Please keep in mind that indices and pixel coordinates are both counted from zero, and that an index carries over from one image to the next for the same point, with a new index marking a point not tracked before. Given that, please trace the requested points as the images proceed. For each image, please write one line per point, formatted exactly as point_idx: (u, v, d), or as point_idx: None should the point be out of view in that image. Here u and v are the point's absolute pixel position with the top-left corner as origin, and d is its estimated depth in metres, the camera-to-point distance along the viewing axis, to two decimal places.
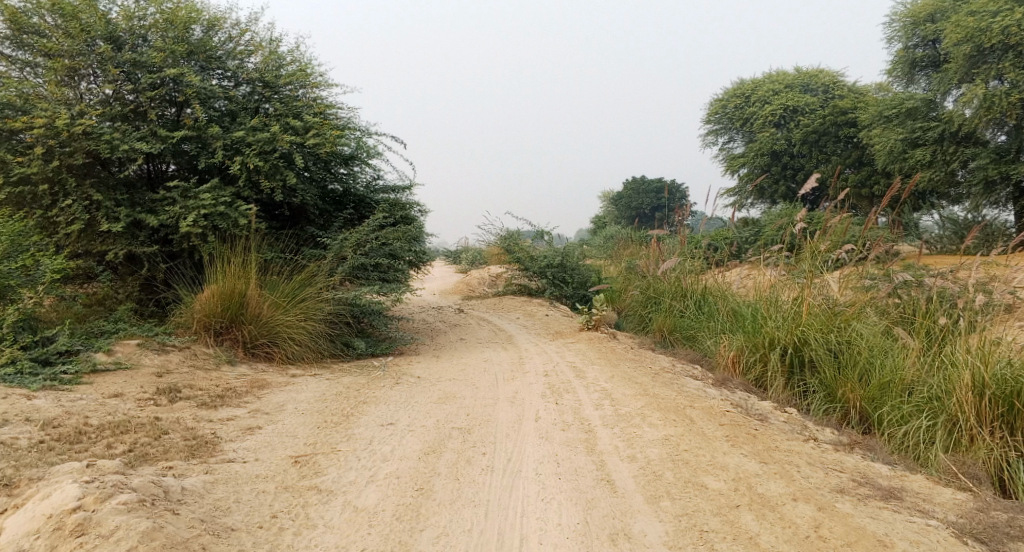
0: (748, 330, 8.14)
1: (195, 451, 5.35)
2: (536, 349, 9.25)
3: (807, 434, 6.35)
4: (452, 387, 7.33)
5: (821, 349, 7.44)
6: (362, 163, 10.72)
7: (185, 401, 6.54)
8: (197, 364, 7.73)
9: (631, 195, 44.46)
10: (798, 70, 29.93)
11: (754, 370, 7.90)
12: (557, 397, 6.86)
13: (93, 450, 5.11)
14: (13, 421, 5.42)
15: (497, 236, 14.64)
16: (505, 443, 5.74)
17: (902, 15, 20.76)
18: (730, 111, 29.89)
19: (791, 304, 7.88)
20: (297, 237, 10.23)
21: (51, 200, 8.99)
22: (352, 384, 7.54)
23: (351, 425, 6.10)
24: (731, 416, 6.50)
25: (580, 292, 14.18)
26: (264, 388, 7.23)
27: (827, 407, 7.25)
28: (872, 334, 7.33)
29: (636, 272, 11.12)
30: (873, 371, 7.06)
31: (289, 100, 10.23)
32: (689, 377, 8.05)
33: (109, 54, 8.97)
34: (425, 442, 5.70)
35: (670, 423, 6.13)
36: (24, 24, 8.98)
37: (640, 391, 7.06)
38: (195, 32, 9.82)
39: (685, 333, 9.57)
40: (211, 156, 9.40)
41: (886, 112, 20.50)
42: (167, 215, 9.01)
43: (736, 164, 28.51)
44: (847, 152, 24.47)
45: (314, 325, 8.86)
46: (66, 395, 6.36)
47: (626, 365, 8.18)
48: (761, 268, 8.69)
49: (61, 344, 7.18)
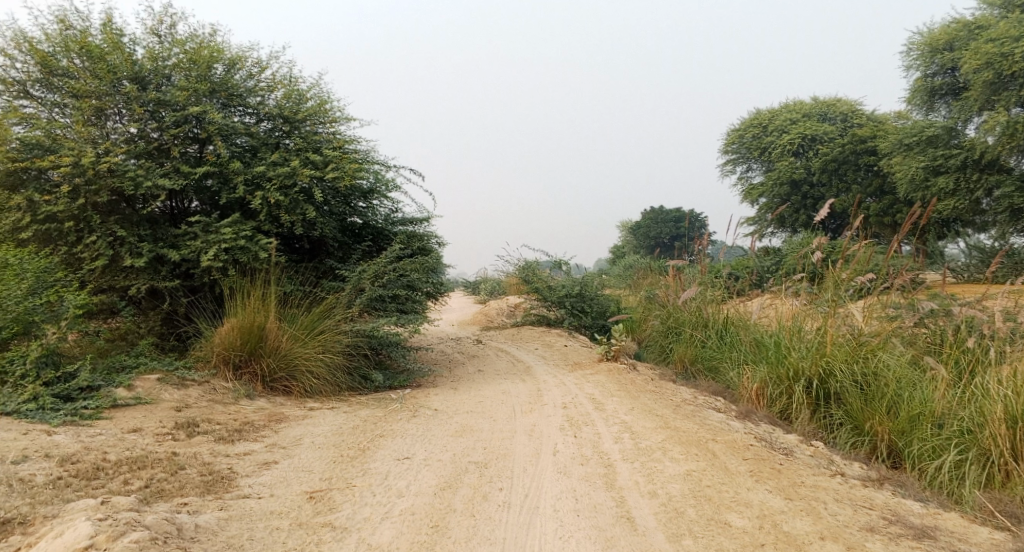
0: (770, 361, 8.01)
1: (211, 487, 5.31)
2: (555, 380, 9.17)
3: (833, 469, 6.18)
4: (470, 419, 7.26)
5: (846, 380, 7.29)
6: (381, 196, 10.77)
7: (203, 436, 6.52)
8: (216, 398, 7.73)
9: (649, 225, 44.62)
10: (816, 99, 29.92)
11: (778, 402, 7.74)
12: (575, 430, 6.76)
13: (109, 486, 5.09)
14: (32, 458, 5.42)
15: (516, 266, 14.65)
16: (522, 478, 5.64)
17: (919, 44, 20.76)
18: (747, 140, 29.90)
19: (814, 334, 7.75)
20: (316, 270, 10.26)
21: (77, 237, 9.11)
22: (369, 417, 7.49)
23: (367, 460, 6.04)
24: (755, 450, 6.35)
25: (599, 322, 14.07)
26: (282, 422, 7.20)
27: (854, 440, 7.08)
28: (899, 365, 7.17)
29: (656, 302, 11.05)
30: (901, 404, 6.88)
31: (309, 135, 10.34)
32: (712, 409, 7.91)
33: (134, 94, 9.15)
34: (440, 477, 5.63)
35: (691, 457, 6.01)
36: (53, 66, 9.22)
37: (661, 424, 6.94)
38: (218, 71, 10.00)
39: (707, 364, 9.43)
40: (232, 192, 9.50)
41: (906, 139, 20.38)
42: (188, 250, 9.09)
43: (755, 193, 28.45)
44: (867, 181, 24.31)
45: (332, 357, 8.84)
46: (86, 431, 6.37)
47: (646, 397, 8.07)
48: (783, 298, 8.58)
49: (83, 379, 7.22)
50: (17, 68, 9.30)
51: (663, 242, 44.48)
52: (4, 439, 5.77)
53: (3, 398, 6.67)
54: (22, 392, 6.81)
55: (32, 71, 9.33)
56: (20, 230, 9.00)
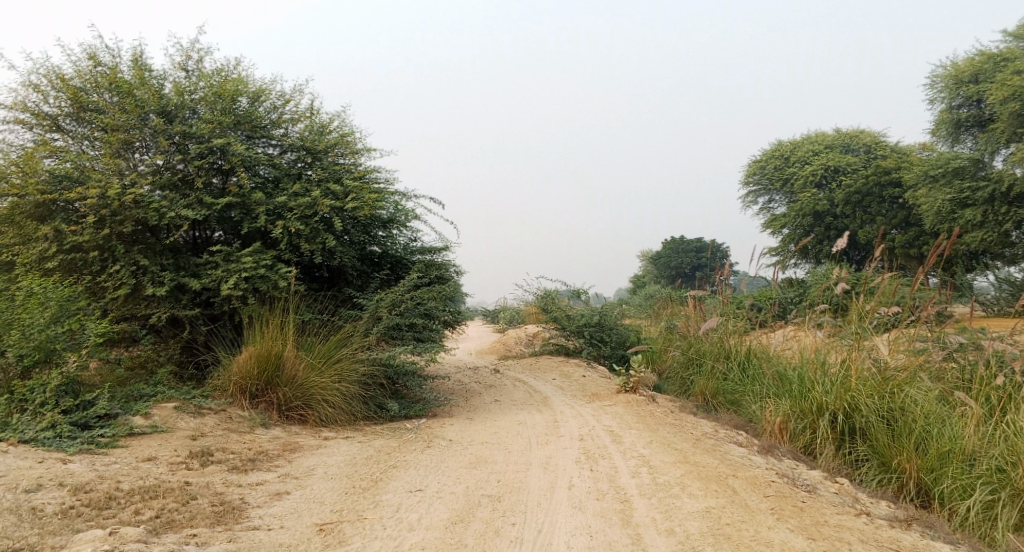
0: (793, 394, 7.83)
1: (221, 517, 5.25)
2: (573, 412, 9.04)
3: (859, 507, 5.99)
4: (485, 451, 7.16)
5: (872, 415, 7.10)
6: (401, 226, 10.80)
7: (217, 465, 6.48)
8: (232, 427, 7.70)
9: (670, 255, 44.50)
10: (838, 130, 29.80)
11: (801, 437, 7.55)
12: (591, 463, 6.63)
13: (120, 516, 5.05)
14: (46, 486, 5.41)
15: (535, 295, 14.60)
16: (536, 513, 5.52)
17: (943, 76, 20.65)
18: (769, 171, 29.82)
19: (838, 368, 7.58)
20: (334, 299, 10.28)
21: (100, 266, 9.21)
22: (383, 447, 7.42)
23: (380, 491, 5.95)
24: (777, 486, 6.18)
25: (618, 352, 13.93)
26: (296, 452, 7.15)
27: (881, 478, 6.87)
28: (927, 400, 6.98)
29: (676, 333, 10.92)
30: (930, 441, 6.69)
31: (330, 166, 10.43)
32: (733, 443, 7.73)
33: (160, 127, 9.29)
34: (452, 511, 5.52)
35: (711, 493, 5.85)
36: (83, 101, 9.41)
37: (680, 458, 6.79)
38: (242, 104, 10.15)
39: (729, 397, 9.26)
40: (253, 222, 9.56)
41: (931, 172, 20.18)
42: (209, 279, 9.13)
43: (778, 224, 28.26)
44: (892, 213, 24.02)
45: (349, 386, 8.79)
46: (101, 459, 6.36)
47: (666, 430, 7.91)
48: (807, 330, 8.41)
49: (101, 407, 7.23)
50: (48, 103, 9.50)
51: (683, 272, 44.21)
52: (19, 468, 5.76)
53: (22, 426, 6.69)
54: (41, 420, 6.83)
55: (62, 106, 9.53)
56: (45, 259, 9.11)
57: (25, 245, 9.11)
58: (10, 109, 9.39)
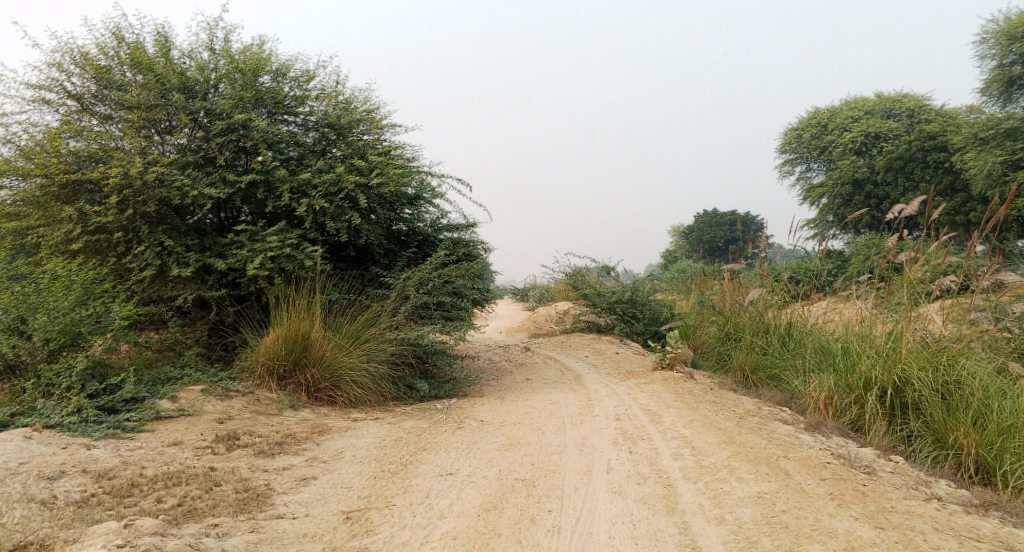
0: (839, 369, 7.42)
1: (246, 505, 5.05)
2: (608, 390, 8.73)
3: (924, 490, 5.59)
4: (518, 431, 6.90)
5: (925, 388, 6.68)
6: (427, 202, 10.53)
7: (243, 450, 6.29)
8: (259, 409, 7.53)
9: (704, 228, 43.73)
10: (879, 96, 28.81)
11: (848, 413, 7.12)
12: (630, 444, 6.33)
13: (141, 505, 4.88)
14: (69, 473, 5.27)
15: (564, 272, 14.27)
16: (574, 499, 5.23)
17: (994, 33, 19.68)
18: (806, 140, 29.01)
19: (886, 341, 7.17)
20: (361, 278, 10.06)
21: (125, 247, 9.06)
22: (413, 428, 7.20)
23: (409, 476, 5.71)
24: (833, 468, 5.81)
25: (651, 328, 13.58)
26: (325, 434, 6.95)
27: (936, 455, 6.44)
28: (985, 373, 6.57)
29: (712, 307, 10.51)
30: (990, 416, 6.27)
31: (355, 142, 10.18)
32: (778, 420, 7.35)
33: (181, 103, 9.09)
34: (485, 497, 5.27)
35: (762, 477, 5.51)
36: (107, 79, 9.24)
37: (724, 438, 6.45)
38: (264, 80, 9.93)
39: (769, 373, 8.84)
40: (278, 200, 9.32)
41: (982, 133, 19.41)
42: (235, 259, 8.94)
43: (816, 194, 27.43)
44: (937, 178, 23.04)
45: (377, 367, 8.57)
46: (126, 444, 6.20)
47: (707, 408, 7.55)
48: (852, 303, 8.02)
49: (127, 390, 7.08)
50: (72, 83, 9.34)
51: (716, 245, 43.54)
52: (42, 454, 5.61)
53: (47, 411, 6.56)
54: (66, 405, 6.70)
55: (87, 86, 9.38)
56: (70, 242, 8.99)
57: (49, 227, 8.98)
58: (35, 88, 9.25)
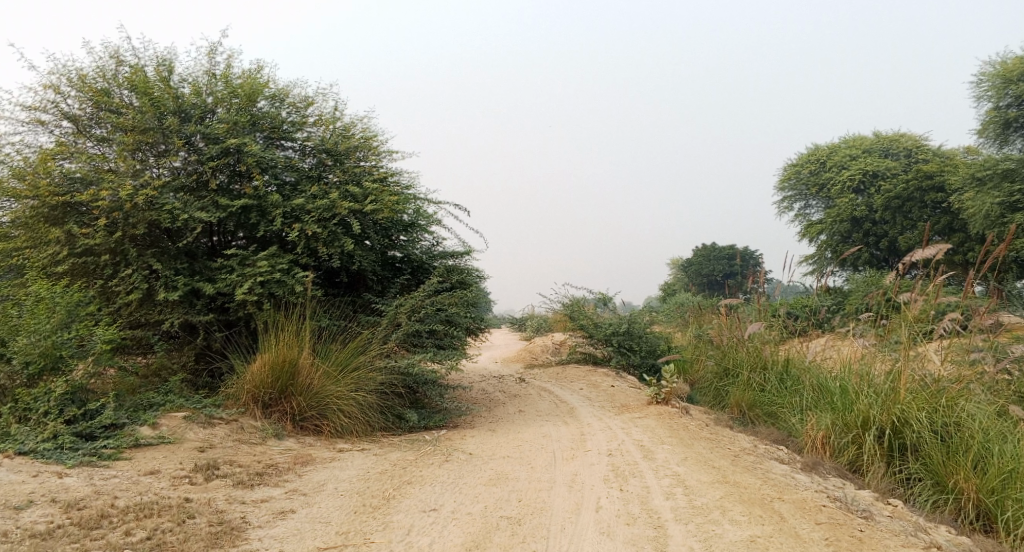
0: (836, 407, 7.24)
1: (218, 539, 4.86)
2: (601, 424, 8.54)
3: (923, 537, 5.40)
4: (506, 466, 6.71)
5: (924, 429, 6.50)
6: (422, 229, 10.43)
7: (222, 480, 6.09)
8: (242, 438, 7.34)
9: (702, 262, 43.68)
10: (878, 134, 28.93)
11: (846, 453, 6.93)
12: (621, 482, 6.14)
13: (108, 538, 4.69)
14: (37, 502, 5.09)
15: (561, 303, 14.12)
16: (560, 539, 5.04)
17: (990, 75, 19.79)
18: (805, 176, 29.10)
19: (884, 380, 7.01)
20: (353, 304, 9.91)
21: (113, 270, 8.92)
22: (399, 461, 7.00)
23: (390, 511, 5.52)
24: (829, 512, 5.62)
25: (648, 361, 13.35)
26: (307, 465, 6.76)
27: (936, 499, 6.26)
28: (985, 415, 6.42)
29: (709, 341, 10.36)
30: (991, 459, 6.10)
31: (351, 168, 10.10)
32: (774, 460, 7.16)
33: (175, 127, 9.02)
34: (468, 535, 5.07)
35: (755, 520, 5.32)
36: (102, 101, 9.18)
37: (717, 477, 6.26)
38: (261, 105, 9.88)
39: (766, 410, 8.67)
40: (270, 225, 9.21)
41: (979, 174, 19.43)
42: (224, 283, 8.80)
43: (815, 231, 27.43)
44: (935, 218, 23.05)
45: (366, 396, 8.39)
46: (100, 473, 6.01)
47: (701, 445, 7.37)
48: (851, 340, 7.89)
49: (106, 417, 6.90)
50: (68, 104, 9.28)
51: (715, 279, 43.45)
52: (11, 482, 5.43)
53: (21, 437, 6.37)
54: (42, 430, 6.51)
55: (83, 108, 9.32)
56: (57, 263, 8.85)
57: (37, 248, 8.86)
58: (30, 109, 9.19)
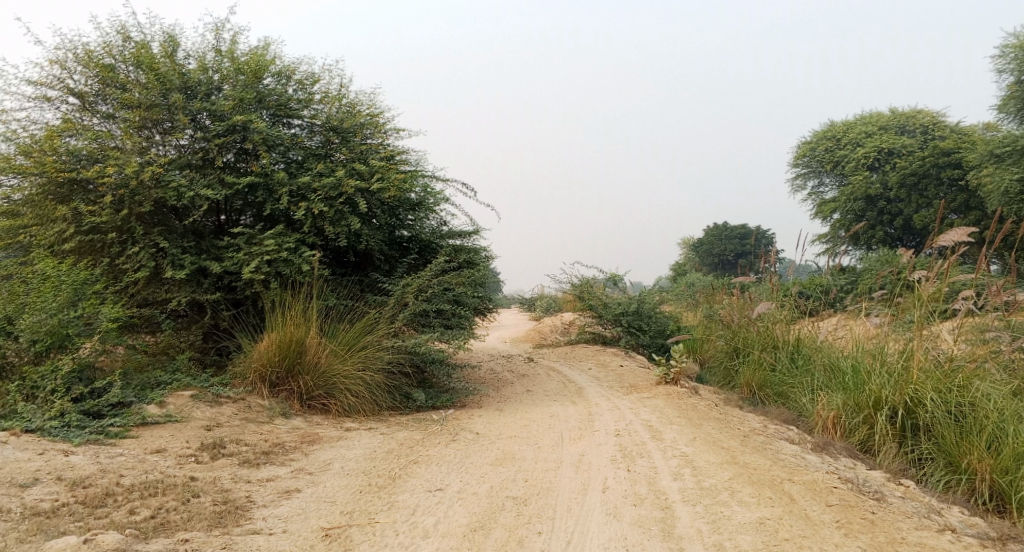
0: (848, 388, 7.14)
1: (222, 519, 4.84)
2: (609, 403, 8.48)
3: (936, 520, 5.31)
4: (514, 445, 6.66)
5: (937, 410, 6.39)
6: (430, 209, 10.32)
7: (228, 459, 6.07)
8: (249, 417, 7.32)
9: (713, 242, 43.41)
10: (894, 111, 28.48)
11: (857, 433, 6.84)
12: (629, 462, 6.09)
13: (112, 517, 4.68)
14: (43, 481, 5.08)
15: (570, 283, 13.97)
16: (566, 520, 4.99)
17: (1012, 48, 19.37)
18: (820, 154, 28.75)
19: (897, 359, 6.89)
20: (361, 284, 9.85)
21: (120, 248, 8.88)
22: (406, 440, 6.96)
23: (396, 490, 5.48)
24: (840, 493, 5.54)
25: (658, 341, 13.31)
26: (314, 444, 6.73)
27: (948, 480, 6.17)
28: (1000, 395, 6.30)
29: (719, 321, 10.25)
30: (1005, 440, 6.00)
31: (358, 146, 10.00)
32: (784, 440, 7.08)
33: (181, 103, 8.92)
34: (473, 516, 5.03)
35: (765, 502, 5.25)
36: (108, 77, 9.09)
37: (727, 458, 6.19)
38: (267, 82, 9.77)
39: (777, 390, 8.57)
40: (276, 203, 9.14)
41: (997, 150, 19.11)
42: (231, 262, 8.75)
43: (828, 209, 27.11)
44: (951, 195, 22.73)
45: (373, 375, 8.34)
46: (107, 451, 6.00)
47: (711, 425, 7.30)
48: (863, 319, 7.77)
49: (113, 395, 6.89)
50: (74, 80, 9.21)
51: (726, 259, 43.19)
52: (17, 460, 5.42)
53: (28, 414, 6.37)
54: (49, 408, 6.51)
55: (90, 84, 9.24)
56: (64, 242, 8.82)
57: (44, 226, 8.84)
58: (36, 85, 9.12)
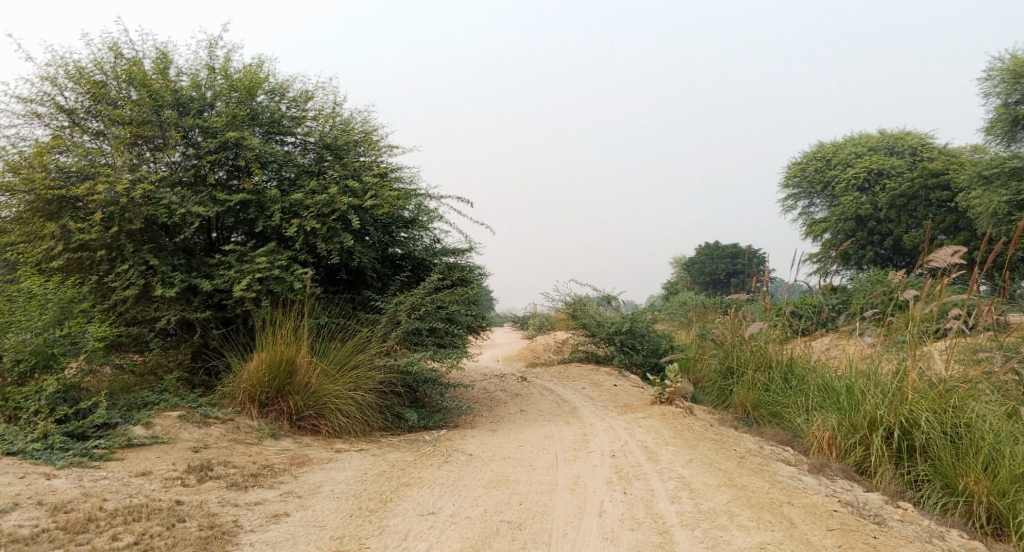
0: (843, 408, 7.06)
1: (209, 544, 4.71)
2: (603, 424, 8.38)
3: (937, 544, 5.23)
4: (507, 468, 6.55)
5: (934, 431, 6.32)
6: (423, 226, 10.24)
7: (215, 482, 5.94)
8: (238, 438, 7.19)
9: (704, 261, 43.50)
10: (883, 132, 28.71)
11: (852, 454, 6.74)
12: (625, 484, 5.98)
13: (94, 544, 4.54)
14: (24, 505, 4.94)
15: (563, 302, 13.91)
16: (562, 545, 4.88)
17: (999, 71, 19.56)
18: (810, 174, 28.91)
19: (892, 379, 6.84)
20: (353, 302, 9.75)
21: (108, 266, 8.76)
22: (397, 462, 6.84)
23: (387, 514, 5.36)
24: (840, 517, 5.46)
25: (651, 360, 13.22)
26: (304, 466, 6.61)
27: (945, 502, 6.09)
28: (996, 417, 6.26)
29: (712, 340, 10.18)
30: (1002, 461, 5.95)
31: (351, 163, 9.94)
32: (781, 461, 6.99)
33: (173, 119, 8.85)
34: (467, 541, 4.91)
35: (764, 526, 5.16)
36: (100, 94, 9.02)
37: (724, 480, 6.10)
38: (260, 99, 9.72)
39: (771, 410, 8.49)
40: (268, 220, 9.04)
41: (985, 172, 19.23)
42: (222, 280, 8.64)
43: (819, 229, 27.20)
44: (941, 216, 22.85)
45: (364, 395, 8.22)
46: (91, 474, 5.85)
47: (707, 446, 7.21)
48: (857, 339, 7.72)
49: (99, 416, 6.75)
50: (64, 97, 9.13)
51: (718, 278, 43.24)
52: None
53: (11, 436, 6.22)
54: (32, 430, 6.36)
55: (80, 100, 9.16)
56: (51, 259, 8.69)
57: (31, 244, 8.71)
58: (26, 101, 9.02)
